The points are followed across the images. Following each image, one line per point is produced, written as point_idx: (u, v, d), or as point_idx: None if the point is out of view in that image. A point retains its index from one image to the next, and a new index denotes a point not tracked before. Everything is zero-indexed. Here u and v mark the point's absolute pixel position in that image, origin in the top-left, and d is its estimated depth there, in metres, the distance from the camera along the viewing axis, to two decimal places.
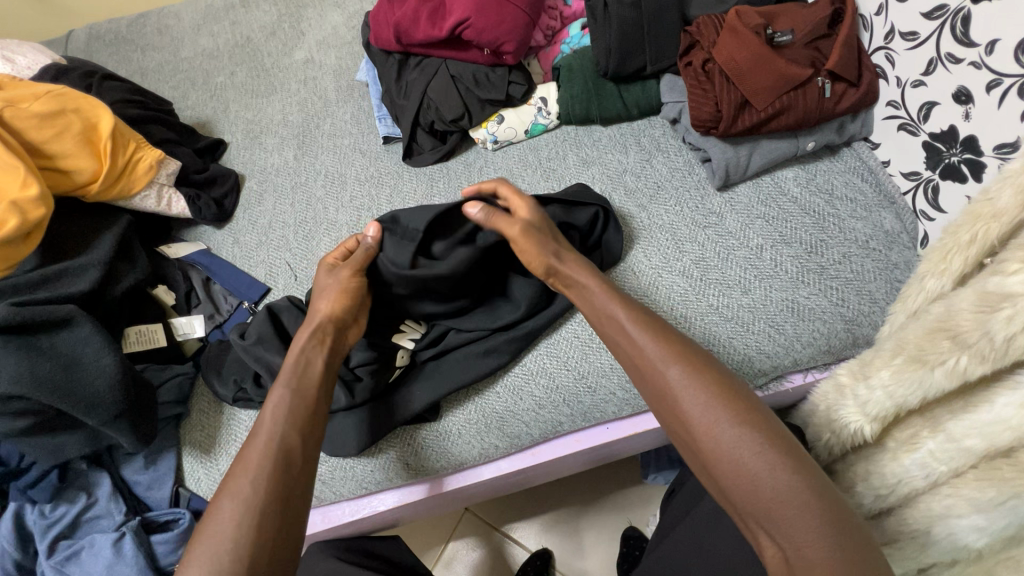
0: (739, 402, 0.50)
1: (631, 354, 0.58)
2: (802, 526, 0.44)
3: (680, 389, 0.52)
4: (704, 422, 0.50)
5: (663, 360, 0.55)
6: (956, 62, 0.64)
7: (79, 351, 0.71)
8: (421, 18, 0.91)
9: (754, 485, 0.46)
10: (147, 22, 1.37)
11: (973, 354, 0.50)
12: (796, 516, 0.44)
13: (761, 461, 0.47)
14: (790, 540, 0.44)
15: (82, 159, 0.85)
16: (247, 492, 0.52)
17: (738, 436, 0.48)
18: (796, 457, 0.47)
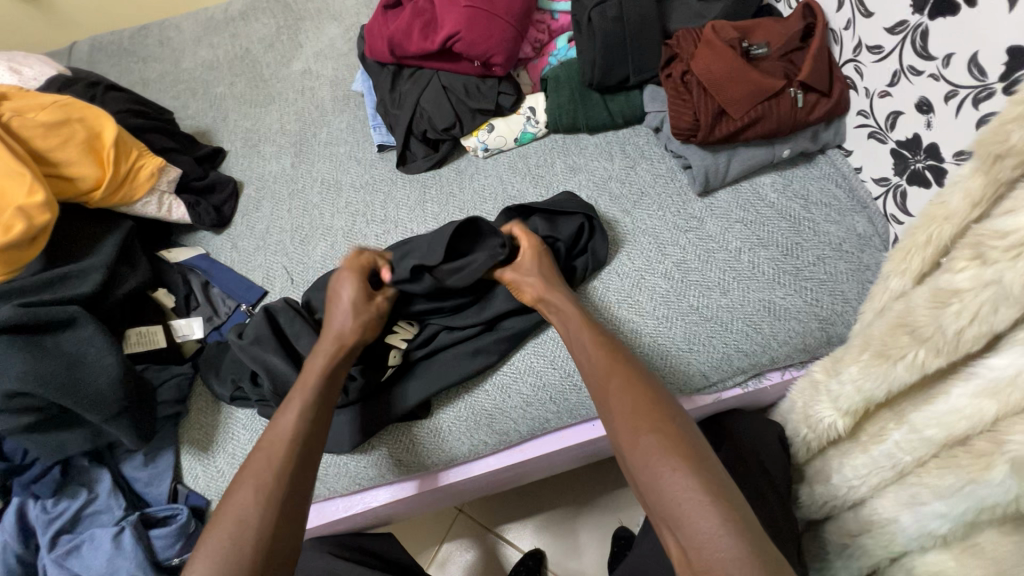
0: (665, 420, 0.58)
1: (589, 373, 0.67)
2: (704, 526, 0.50)
3: (617, 403, 0.61)
4: (631, 435, 0.58)
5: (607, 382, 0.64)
6: (917, 74, 0.68)
7: (83, 351, 0.73)
8: (414, 31, 0.94)
9: (666, 490, 0.54)
10: (149, 34, 1.40)
11: (930, 348, 0.53)
12: (699, 518, 0.51)
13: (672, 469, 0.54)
14: (693, 540, 0.51)
15: (85, 167, 0.88)
16: (259, 484, 0.60)
17: (657, 449, 0.56)
18: (710, 470, 0.54)
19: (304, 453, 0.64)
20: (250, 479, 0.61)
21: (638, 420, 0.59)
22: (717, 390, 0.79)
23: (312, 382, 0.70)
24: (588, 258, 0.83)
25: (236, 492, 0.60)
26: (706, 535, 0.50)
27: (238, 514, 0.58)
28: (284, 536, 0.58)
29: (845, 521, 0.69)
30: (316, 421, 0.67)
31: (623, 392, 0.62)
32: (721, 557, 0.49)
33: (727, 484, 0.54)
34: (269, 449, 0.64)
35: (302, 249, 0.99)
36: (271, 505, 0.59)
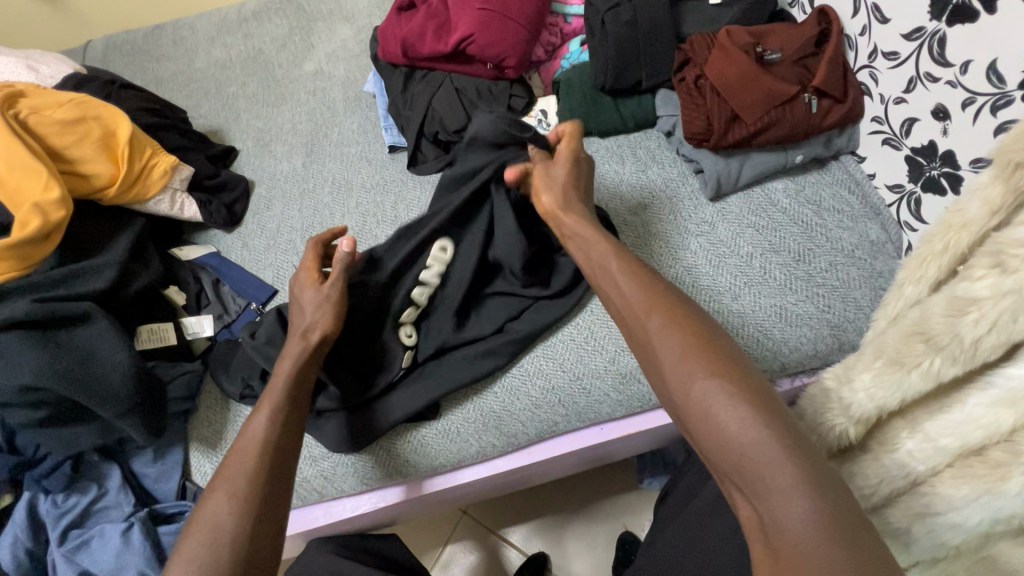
0: (719, 358, 0.53)
1: (621, 311, 0.62)
2: (786, 495, 0.44)
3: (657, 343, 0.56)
4: (680, 376, 0.53)
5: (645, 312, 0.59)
6: (934, 81, 0.67)
7: (95, 347, 0.74)
8: (427, 33, 0.95)
9: (739, 452, 0.47)
10: (163, 33, 1.42)
11: (946, 357, 0.53)
12: (778, 484, 0.45)
13: (735, 413, 0.48)
14: (772, 511, 0.45)
15: (100, 164, 0.89)
16: (233, 496, 0.55)
17: (709, 387, 0.51)
18: (783, 423, 0.48)
19: (282, 460, 0.60)
20: (225, 492, 0.56)
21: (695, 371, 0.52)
22: None
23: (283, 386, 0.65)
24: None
25: (210, 507, 0.55)
26: (785, 505, 0.44)
27: (215, 532, 0.53)
28: (261, 547, 0.54)
29: None
30: (290, 429, 0.62)
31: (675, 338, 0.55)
32: (806, 524, 0.43)
33: (802, 438, 0.48)
34: (241, 456, 0.59)
35: None
36: (256, 515, 0.55)
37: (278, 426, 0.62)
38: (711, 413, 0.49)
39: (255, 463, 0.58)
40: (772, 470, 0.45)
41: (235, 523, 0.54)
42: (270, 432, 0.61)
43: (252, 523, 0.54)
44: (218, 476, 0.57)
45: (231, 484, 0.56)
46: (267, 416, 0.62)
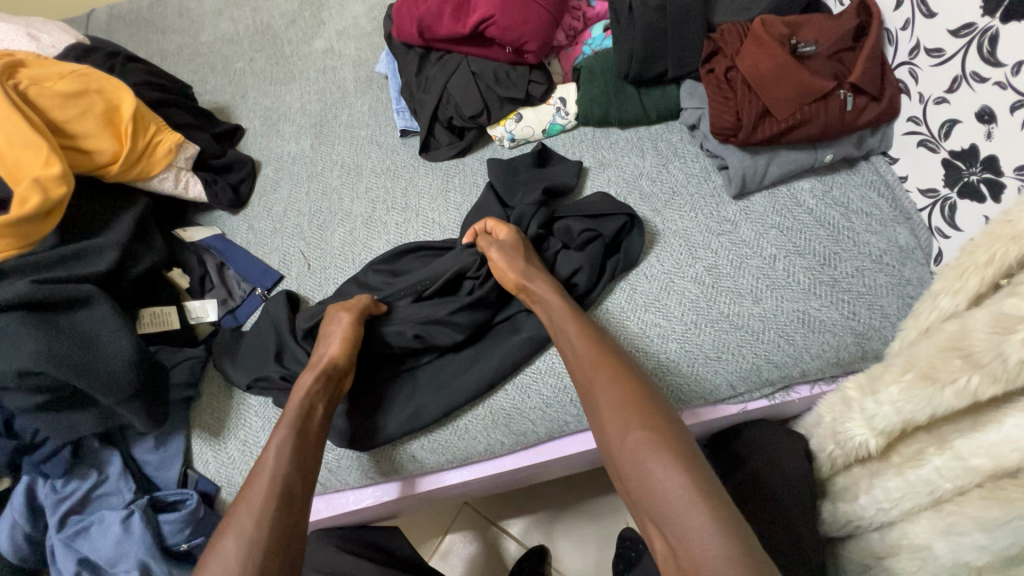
0: (653, 411, 0.56)
1: (571, 361, 0.65)
2: (693, 520, 0.48)
3: (601, 393, 0.60)
4: (618, 428, 0.56)
5: (592, 368, 0.62)
6: (981, 81, 0.64)
7: (98, 331, 0.72)
8: (445, 13, 0.90)
9: (653, 487, 0.51)
10: (169, 4, 1.37)
11: (985, 374, 0.51)
12: (688, 516, 0.48)
13: (664, 463, 0.52)
14: (678, 536, 0.48)
15: (102, 140, 0.86)
16: (240, 532, 0.56)
17: (641, 438, 0.54)
18: (702, 467, 0.52)
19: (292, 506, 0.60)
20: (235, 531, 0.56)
21: (625, 416, 0.57)
22: (742, 401, 0.77)
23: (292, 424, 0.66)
24: (620, 258, 0.80)
25: (220, 542, 0.55)
26: (690, 528, 0.47)
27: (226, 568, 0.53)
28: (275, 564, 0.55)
29: (869, 543, 0.66)
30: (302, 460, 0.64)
31: (613, 386, 0.60)
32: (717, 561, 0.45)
33: (721, 485, 0.51)
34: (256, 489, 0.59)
35: (320, 234, 0.96)
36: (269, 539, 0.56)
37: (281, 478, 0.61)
38: (633, 451, 0.54)
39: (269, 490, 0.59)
40: (681, 506, 0.49)
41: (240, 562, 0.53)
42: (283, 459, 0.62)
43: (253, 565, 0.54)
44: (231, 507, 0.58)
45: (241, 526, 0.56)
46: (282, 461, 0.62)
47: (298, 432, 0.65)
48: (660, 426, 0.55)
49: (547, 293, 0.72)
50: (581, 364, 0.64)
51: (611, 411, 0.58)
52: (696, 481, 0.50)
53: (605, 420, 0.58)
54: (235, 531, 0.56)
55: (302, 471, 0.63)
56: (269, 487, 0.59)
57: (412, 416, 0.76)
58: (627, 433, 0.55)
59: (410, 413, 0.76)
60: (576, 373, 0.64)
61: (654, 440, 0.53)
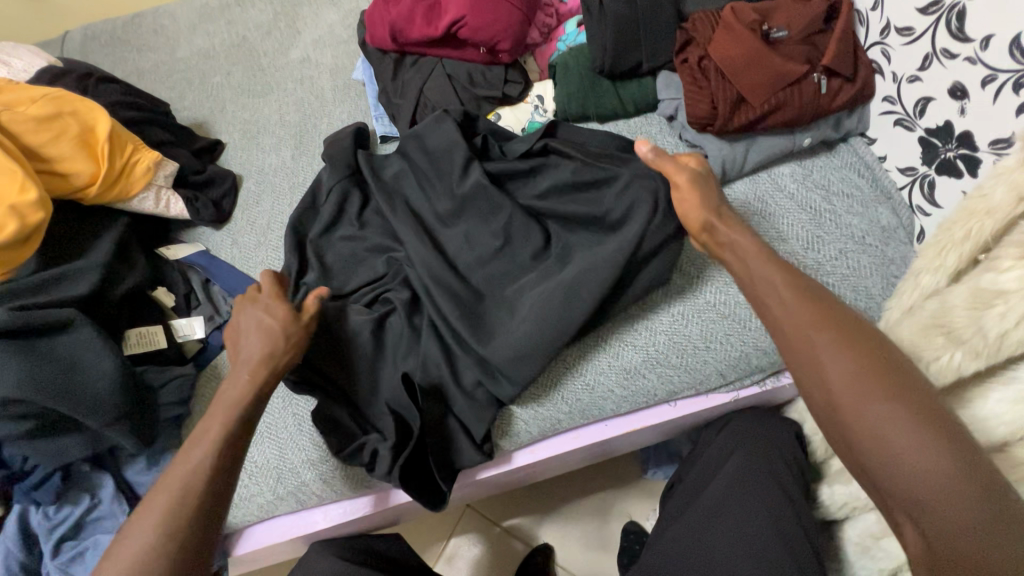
0: (896, 385, 0.48)
1: (777, 325, 0.55)
2: (937, 480, 0.44)
3: (835, 364, 0.50)
4: (859, 399, 0.48)
5: (812, 332, 0.52)
6: (951, 58, 0.65)
7: (80, 355, 0.71)
8: (416, 16, 0.90)
9: (907, 468, 0.45)
10: (143, 22, 1.36)
11: (967, 351, 0.51)
12: (945, 503, 0.43)
13: (911, 444, 0.45)
14: (920, 506, 0.44)
15: (79, 162, 0.85)
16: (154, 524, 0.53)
17: (892, 414, 0.47)
18: (966, 446, 0.45)
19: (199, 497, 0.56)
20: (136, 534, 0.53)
21: (874, 390, 0.48)
22: (733, 389, 0.79)
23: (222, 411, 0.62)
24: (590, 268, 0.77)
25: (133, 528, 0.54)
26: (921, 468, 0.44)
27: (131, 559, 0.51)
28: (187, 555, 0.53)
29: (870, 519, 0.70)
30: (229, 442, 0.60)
31: (838, 351, 0.50)
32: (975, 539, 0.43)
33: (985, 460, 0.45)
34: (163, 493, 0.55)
35: None
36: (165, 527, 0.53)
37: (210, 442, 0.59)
38: (862, 404, 0.48)
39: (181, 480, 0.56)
40: (923, 470, 0.44)
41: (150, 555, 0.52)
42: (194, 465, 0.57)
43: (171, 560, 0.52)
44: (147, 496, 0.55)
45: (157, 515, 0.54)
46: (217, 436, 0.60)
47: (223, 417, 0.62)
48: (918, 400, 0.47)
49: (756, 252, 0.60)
50: (783, 319, 0.55)
51: (846, 393, 0.49)
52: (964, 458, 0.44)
53: (830, 391, 0.50)
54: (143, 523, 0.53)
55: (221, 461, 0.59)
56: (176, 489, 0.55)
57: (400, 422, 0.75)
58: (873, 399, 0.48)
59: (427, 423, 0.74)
60: (780, 324, 0.55)
61: (906, 417, 0.46)
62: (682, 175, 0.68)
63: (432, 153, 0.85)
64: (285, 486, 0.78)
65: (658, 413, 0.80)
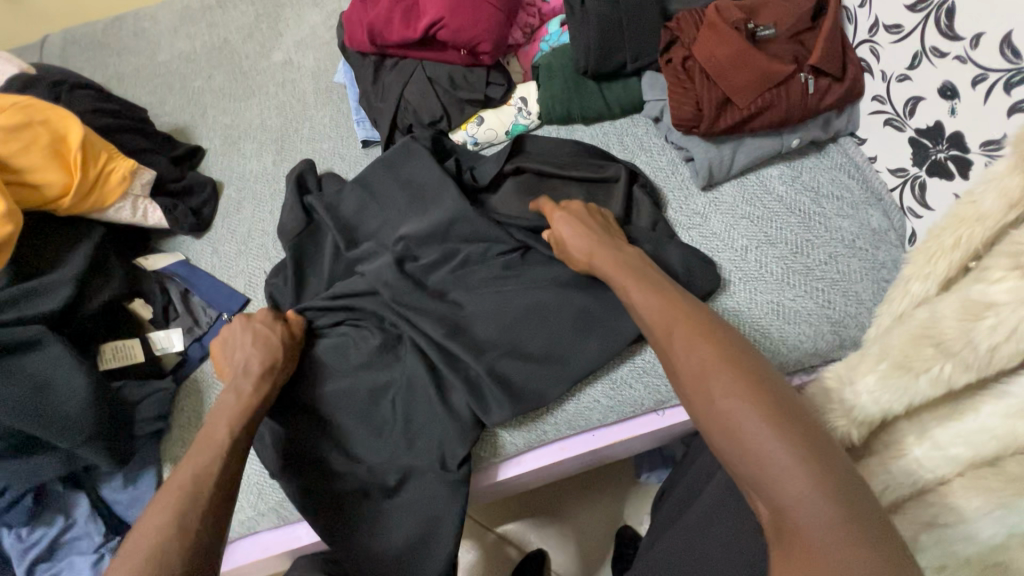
0: (748, 374, 0.48)
1: (648, 330, 0.57)
2: (784, 479, 0.41)
3: (689, 356, 0.51)
4: (712, 390, 0.48)
5: (670, 334, 0.54)
6: (942, 56, 0.63)
7: (52, 372, 0.69)
8: (395, 18, 0.88)
9: (753, 451, 0.43)
10: (123, 25, 1.33)
11: (958, 363, 0.49)
12: (787, 481, 0.41)
13: (755, 426, 0.44)
14: (776, 499, 0.41)
15: (51, 172, 0.83)
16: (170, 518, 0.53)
17: (729, 402, 0.46)
18: (812, 436, 0.43)
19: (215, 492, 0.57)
20: (154, 524, 0.52)
21: (722, 378, 0.48)
22: None
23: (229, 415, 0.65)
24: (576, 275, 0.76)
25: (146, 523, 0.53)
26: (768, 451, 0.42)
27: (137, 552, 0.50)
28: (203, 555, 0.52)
29: None
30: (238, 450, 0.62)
31: (696, 345, 0.51)
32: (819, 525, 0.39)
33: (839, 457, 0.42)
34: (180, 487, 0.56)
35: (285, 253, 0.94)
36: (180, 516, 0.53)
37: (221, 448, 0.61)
38: (713, 397, 0.47)
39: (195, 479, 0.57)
40: (766, 453, 0.43)
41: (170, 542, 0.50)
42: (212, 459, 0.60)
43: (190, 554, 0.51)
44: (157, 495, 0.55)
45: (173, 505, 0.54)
46: (222, 447, 0.61)
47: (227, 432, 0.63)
48: (760, 389, 0.46)
49: (614, 268, 0.65)
50: (654, 319, 0.56)
51: (701, 386, 0.49)
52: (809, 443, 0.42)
53: (688, 380, 0.50)
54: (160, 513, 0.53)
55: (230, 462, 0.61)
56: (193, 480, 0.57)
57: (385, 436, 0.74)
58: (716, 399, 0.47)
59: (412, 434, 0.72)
60: (649, 324, 0.57)
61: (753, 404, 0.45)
62: (557, 216, 0.73)
63: (402, 174, 0.84)
64: (266, 501, 0.77)
65: (647, 422, 0.78)
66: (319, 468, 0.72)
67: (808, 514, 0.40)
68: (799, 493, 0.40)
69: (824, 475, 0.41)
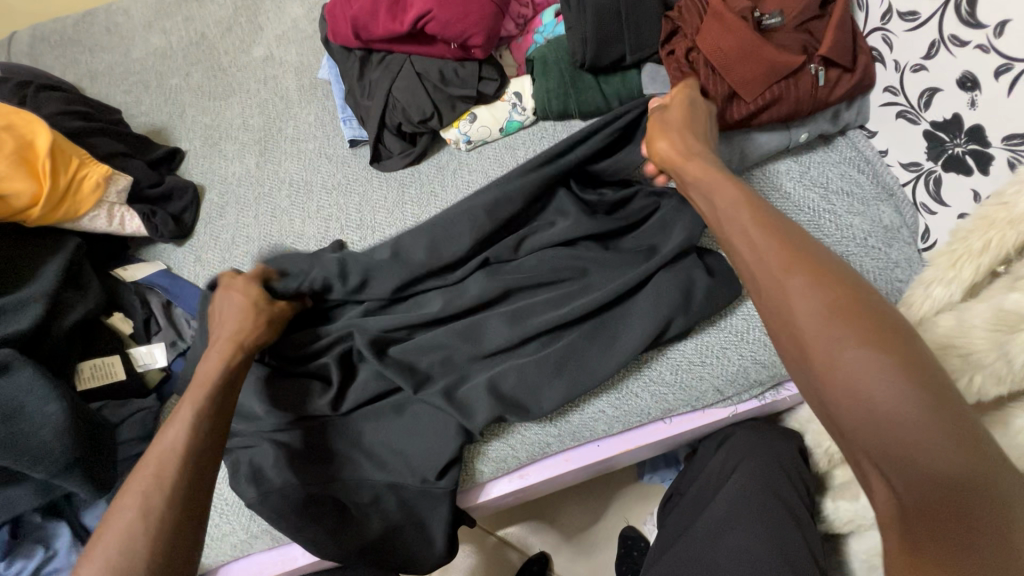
0: (880, 329, 0.41)
1: (750, 266, 0.49)
2: (933, 475, 0.36)
3: (799, 301, 0.44)
4: (831, 352, 0.41)
5: (781, 271, 0.46)
6: (961, 45, 0.60)
7: (20, 400, 0.65)
8: (380, 11, 0.83)
9: (872, 412, 0.39)
10: (94, 20, 1.27)
11: (988, 375, 0.46)
12: (921, 460, 0.37)
13: (889, 388, 0.39)
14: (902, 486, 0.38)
15: (18, 181, 0.78)
16: (144, 510, 0.50)
17: (860, 356, 0.40)
18: (951, 395, 0.38)
19: (199, 477, 0.54)
20: (126, 512, 0.50)
21: (833, 330, 0.42)
22: (730, 404, 0.75)
23: (207, 383, 0.61)
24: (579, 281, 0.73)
25: (118, 509, 0.51)
26: (890, 413, 0.38)
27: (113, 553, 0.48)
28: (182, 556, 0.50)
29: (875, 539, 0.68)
30: (217, 420, 0.59)
31: (812, 290, 0.44)
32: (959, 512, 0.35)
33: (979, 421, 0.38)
34: (156, 464, 0.53)
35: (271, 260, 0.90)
36: (167, 505, 0.51)
37: (203, 421, 0.57)
38: (846, 357, 0.41)
39: (171, 453, 0.54)
40: (889, 418, 0.38)
41: (146, 543, 0.48)
42: (190, 429, 0.56)
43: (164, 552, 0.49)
44: (130, 476, 0.53)
45: (146, 501, 0.50)
46: (199, 414, 0.57)
47: (217, 389, 0.60)
48: (892, 343, 0.40)
49: (705, 178, 0.57)
50: (753, 264, 0.49)
51: (822, 341, 0.42)
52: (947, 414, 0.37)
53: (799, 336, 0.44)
54: (131, 503, 0.51)
55: (212, 435, 0.57)
56: (176, 449, 0.54)
57: (380, 452, 0.70)
58: (844, 343, 0.41)
59: (410, 450, 0.69)
60: (755, 261, 0.48)
61: (876, 357, 0.39)
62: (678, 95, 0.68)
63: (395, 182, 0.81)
64: (258, 523, 0.74)
65: (653, 431, 0.75)
66: (312, 490, 0.68)
67: (941, 500, 0.36)
68: (940, 482, 0.36)
69: (972, 452, 0.36)
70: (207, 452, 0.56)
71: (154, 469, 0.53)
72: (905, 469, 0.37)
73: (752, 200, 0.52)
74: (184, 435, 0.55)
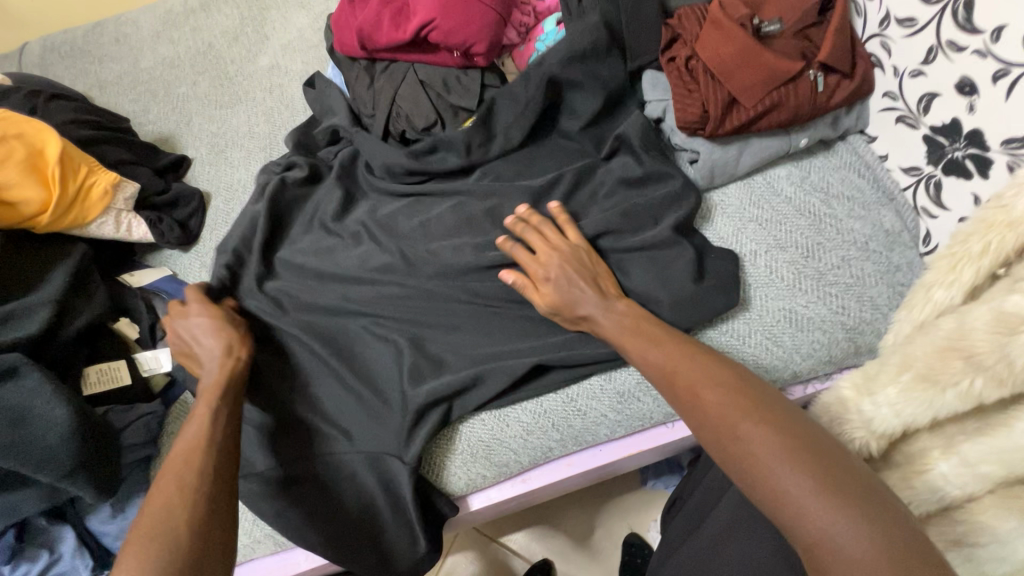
0: (792, 440, 0.46)
1: (675, 387, 0.54)
2: (838, 537, 0.41)
3: (713, 409, 0.50)
4: (752, 451, 0.47)
5: (702, 387, 0.53)
6: (959, 50, 0.60)
7: (29, 403, 0.66)
8: (384, 21, 0.84)
9: (770, 485, 0.45)
10: (104, 31, 1.29)
11: (989, 378, 0.46)
12: (807, 507, 0.43)
13: (780, 468, 0.45)
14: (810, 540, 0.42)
15: (26, 188, 0.79)
16: (180, 486, 0.53)
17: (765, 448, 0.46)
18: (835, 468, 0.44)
19: (224, 453, 0.57)
20: (167, 480, 0.53)
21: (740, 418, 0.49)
22: None
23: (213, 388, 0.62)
24: None
25: (158, 485, 0.53)
26: (782, 483, 0.44)
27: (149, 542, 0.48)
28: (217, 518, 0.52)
29: None
30: (231, 427, 0.60)
31: (721, 395, 0.51)
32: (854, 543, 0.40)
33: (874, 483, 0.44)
34: (180, 460, 0.55)
35: None
36: (193, 488, 0.53)
37: (220, 420, 0.59)
38: (744, 439, 0.48)
39: (184, 458, 0.55)
40: (789, 492, 0.44)
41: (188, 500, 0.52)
42: (204, 431, 0.58)
43: (203, 509, 0.52)
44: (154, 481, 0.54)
45: (175, 482, 0.53)
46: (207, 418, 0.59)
47: (223, 403, 0.61)
48: (792, 441, 0.46)
49: (621, 328, 0.63)
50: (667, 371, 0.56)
51: (730, 435, 0.48)
52: (847, 496, 0.42)
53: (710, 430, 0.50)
54: (163, 489, 0.52)
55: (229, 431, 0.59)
56: (187, 457, 0.55)
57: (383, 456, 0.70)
58: (757, 443, 0.47)
59: None
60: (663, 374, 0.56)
61: (779, 455, 0.45)
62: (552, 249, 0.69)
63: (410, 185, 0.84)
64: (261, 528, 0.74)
65: (655, 435, 0.75)
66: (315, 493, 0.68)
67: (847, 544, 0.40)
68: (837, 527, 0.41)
69: (856, 501, 0.42)
70: (227, 443, 0.58)
71: (173, 485, 0.53)
72: (790, 520, 0.43)
73: (664, 339, 0.59)
74: (204, 437, 0.57)
